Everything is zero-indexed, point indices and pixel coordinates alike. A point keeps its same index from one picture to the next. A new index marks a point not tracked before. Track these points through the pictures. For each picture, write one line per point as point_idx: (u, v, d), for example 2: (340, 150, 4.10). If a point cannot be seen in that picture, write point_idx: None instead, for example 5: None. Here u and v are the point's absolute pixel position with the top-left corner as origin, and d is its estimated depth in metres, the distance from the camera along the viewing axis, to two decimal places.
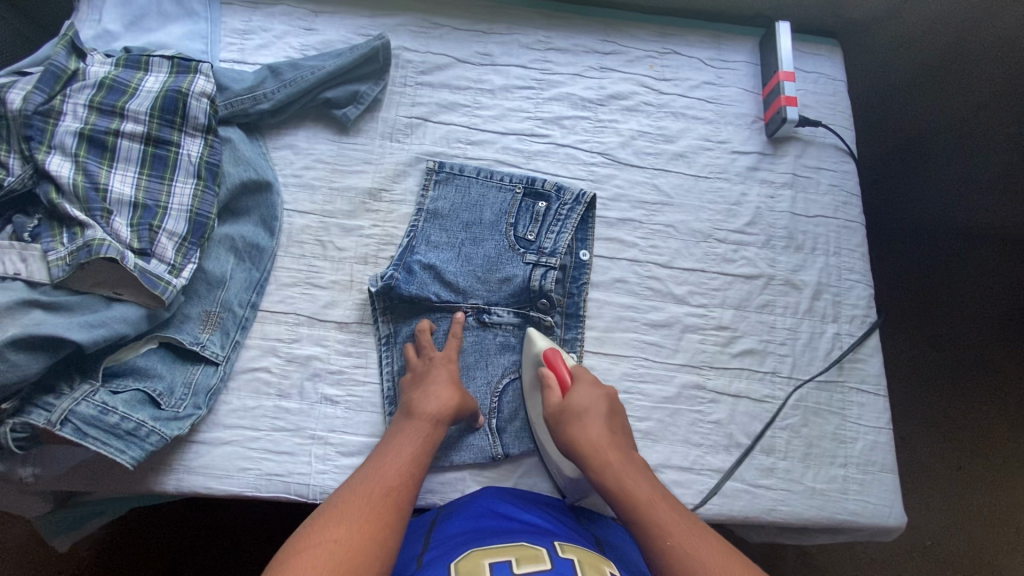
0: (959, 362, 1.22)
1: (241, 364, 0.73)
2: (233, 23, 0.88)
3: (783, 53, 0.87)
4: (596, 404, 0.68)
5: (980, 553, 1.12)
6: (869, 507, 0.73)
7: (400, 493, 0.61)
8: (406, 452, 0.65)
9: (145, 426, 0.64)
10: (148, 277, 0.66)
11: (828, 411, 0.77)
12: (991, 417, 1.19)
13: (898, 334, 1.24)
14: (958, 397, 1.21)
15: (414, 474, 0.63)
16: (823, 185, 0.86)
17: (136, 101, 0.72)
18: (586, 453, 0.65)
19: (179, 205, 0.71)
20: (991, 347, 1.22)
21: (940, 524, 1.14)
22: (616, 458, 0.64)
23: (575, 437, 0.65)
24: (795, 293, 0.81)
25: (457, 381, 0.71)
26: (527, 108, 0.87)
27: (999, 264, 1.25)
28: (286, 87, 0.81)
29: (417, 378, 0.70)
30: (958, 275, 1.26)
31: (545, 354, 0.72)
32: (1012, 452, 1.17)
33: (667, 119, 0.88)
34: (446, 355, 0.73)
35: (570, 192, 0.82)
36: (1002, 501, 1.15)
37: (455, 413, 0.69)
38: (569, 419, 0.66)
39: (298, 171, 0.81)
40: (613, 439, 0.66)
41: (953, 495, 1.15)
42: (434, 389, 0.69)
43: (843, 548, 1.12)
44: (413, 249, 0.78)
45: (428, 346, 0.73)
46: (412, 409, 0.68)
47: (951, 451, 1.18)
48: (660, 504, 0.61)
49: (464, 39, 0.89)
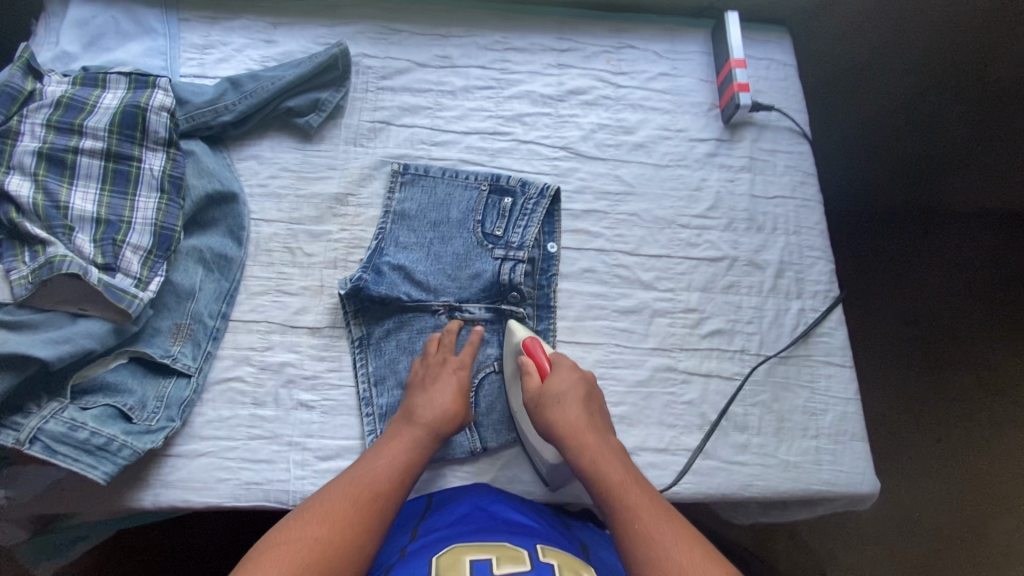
0: (930, 334, 1.25)
1: (215, 375, 0.73)
2: (192, 38, 0.89)
3: (733, 42, 0.90)
4: (574, 390, 0.69)
5: (968, 521, 1.14)
6: (842, 475, 0.75)
7: (387, 498, 0.61)
8: (400, 456, 0.65)
9: (117, 441, 0.64)
10: (113, 292, 0.66)
11: (797, 385, 0.79)
12: (963, 384, 1.22)
13: (872, 315, 1.27)
14: (931, 368, 1.24)
15: (404, 479, 0.64)
16: (779, 167, 0.89)
17: (94, 118, 0.72)
18: (563, 433, 0.66)
19: (143, 218, 0.71)
20: (962, 321, 1.26)
21: (925, 495, 1.16)
22: (592, 442, 0.65)
23: (553, 419, 0.67)
24: (758, 272, 0.83)
25: (463, 391, 0.71)
26: (488, 107, 0.89)
27: (964, 239, 1.29)
28: (248, 98, 0.81)
29: (423, 382, 0.71)
30: (922, 249, 1.29)
31: (523, 342, 0.73)
32: (985, 417, 1.20)
33: (626, 111, 0.90)
34: (460, 362, 0.73)
35: (534, 186, 0.83)
36: (984, 467, 1.17)
37: (456, 424, 0.70)
38: (546, 402, 0.68)
39: (264, 180, 0.82)
40: (590, 422, 0.67)
41: (933, 466, 1.18)
42: (437, 397, 0.69)
43: (833, 525, 1.14)
44: (381, 251, 0.79)
45: (444, 349, 0.74)
46: (412, 414, 0.68)
47: (929, 424, 1.20)
48: (631, 487, 0.61)
49: (424, 43, 0.91)
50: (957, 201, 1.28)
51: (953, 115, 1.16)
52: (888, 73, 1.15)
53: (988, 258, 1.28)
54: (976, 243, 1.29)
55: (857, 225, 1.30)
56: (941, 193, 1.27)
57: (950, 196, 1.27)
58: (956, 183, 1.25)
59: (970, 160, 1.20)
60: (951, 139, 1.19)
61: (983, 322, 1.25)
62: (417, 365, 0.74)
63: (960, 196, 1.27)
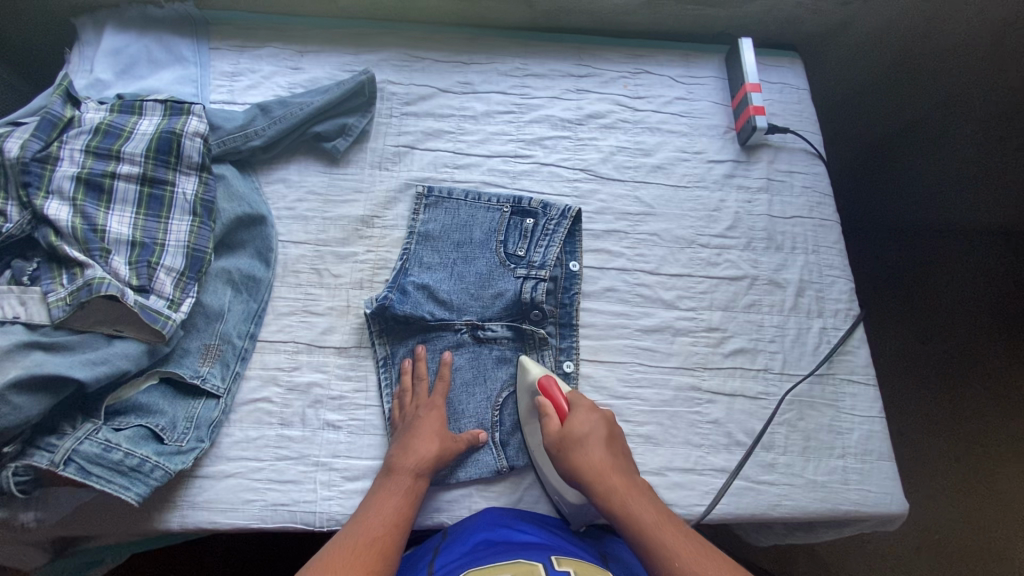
0: (948, 352, 1.25)
1: (243, 396, 0.74)
2: (221, 66, 0.92)
3: (748, 66, 0.92)
4: (593, 425, 0.68)
5: (991, 542, 1.12)
6: (871, 495, 0.74)
7: (385, 545, 0.60)
8: (391, 504, 0.64)
9: (149, 461, 0.64)
10: (148, 313, 0.67)
11: (821, 404, 0.78)
12: (980, 398, 1.22)
13: (886, 333, 1.28)
14: (949, 385, 1.23)
15: (398, 523, 0.63)
16: (797, 187, 0.90)
17: (131, 144, 0.74)
18: (589, 476, 0.65)
19: (176, 241, 0.73)
20: (979, 341, 1.25)
21: (948, 516, 1.14)
22: (620, 483, 0.65)
23: (578, 463, 0.66)
24: (779, 291, 0.84)
25: (443, 429, 0.71)
26: (509, 131, 0.91)
27: (978, 261, 1.29)
28: (276, 123, 0.84)
29: (400, 431, 0.71)
30: (938, 268, 1.30)
31: (540, 381, 0.73)
32: (1004, 432, 1.20)
33: (644, 134, 0.92)
34: (430, 401, 0.73)
35: (556, 208, 0.85)
36: (1006, 488, 1.16)
37: (439, 463, 0.69)
38: (569, 445, 0.67)
39: (291, 204, 0.84)
40: (615, 464, 0.66)
41: (953, 486, 1.17)
42: (414, 441, 0.69)
43: (855, 548, 1.12)
44: (406, 271, 0.80)
45: (417, 395, 0.74)
46: (391, 464, 0.68)
47: (949, 441, 1.20)
48: (666, 526, 0.61)
49: (446, 70, 0.94)
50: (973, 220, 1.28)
51: (966, 133, 1.16)
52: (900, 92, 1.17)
53: (1004, 280, 1.28)
54: (990, 265, 1.29)
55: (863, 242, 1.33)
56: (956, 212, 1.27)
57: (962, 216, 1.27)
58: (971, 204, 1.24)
59: (984, 181, 1.20)
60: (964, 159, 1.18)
61: (1001, 342, 1.25)
62: (395, 404, 0.74)
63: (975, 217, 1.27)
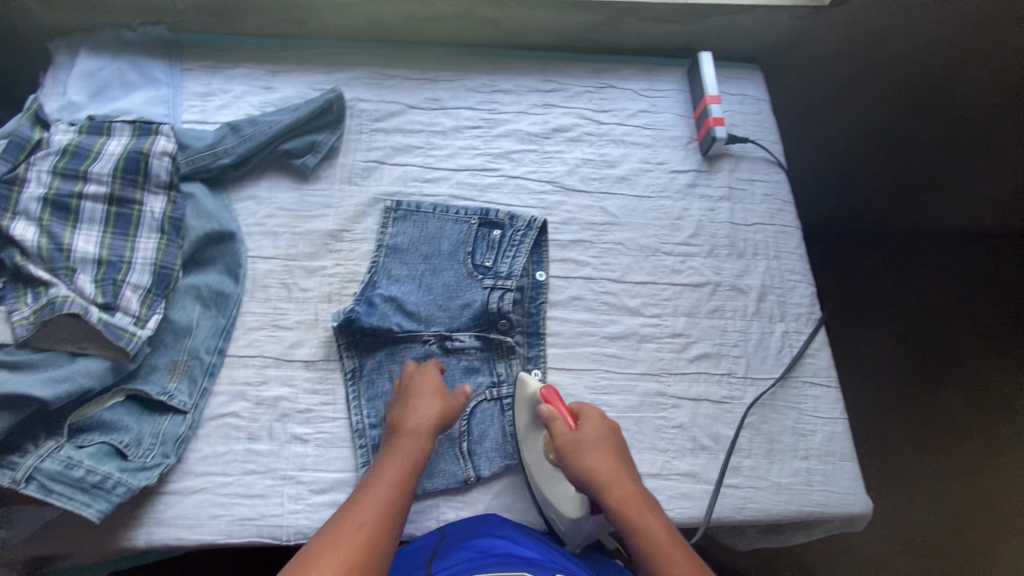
0: (922, 354, 1.28)
1: (210, 411, 0.74)
2: (193, 87, 0.93)
3: (707, 79, 0.95)
4: (606, 444, 0.68)
5: (974, 543, 1.13)
6: (835, 496, 0.75)
7: (374, 525, 0.60)
8: (386, 476, 0.65)
9: (111, 478, 0.64)
10: (112, 330, 0.68)
11: (784, 407, 0.80)
12: (957, 398, 1.24)
13: (861, 337, 1.30)
14: (925, 386, 1.26)
15: (393, 500, 0.63)
16: (758, 196, 0.92)
17: (98, 164, 0.75)
18: (595, 481, 0.65)
19: (143, 258, 0.74)
20: (954, 341, 1.28)
21: (929, 519, 1.16)
22: (628, 490, 0.65)
23: (585, 467, 0.66)
24: (741, 297, 0.85)
25: (442, 394, 0.73)
26: (477, 145, 0.93)
27: (955, 264, 1.30)
28: (247, 141, 0.85)
29: (401, 397, 0.73)
30: (912, 270, 1.32)
31: (544, 392, 0.73)
32: (983, 431, 1.21)
33: (609, 146, 0.94)
34: (428, 372, 0.75)
35: (522, 219, 0.87)
36: (986, 487, 1.17)
37: (439, 427, 0.71)
38: (580, 450, 0.68)
39: (261, 220, 0.85)
40: (624, 472, 0.67)
41: (932, 488, 1.18)
42: (415, 406, 0.71)
43: (838, 552, 1.13)
44: (374, 284, 0.81)
45: (414, 368, 0.76)
46: (394, 429, 0.70)
47: (926, 443, 1.22)
48: (667, 541, 0.61)
49: (415, 87, 0.96)
50: (956, 224, 1.27)
51: (927, 137, 1.18)
52: (869, 92, 1.19)
53: (982, 283, 1.28)
54: (972, 270, 1.29)
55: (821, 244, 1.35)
56: (937, 217, 1.27)
57: (944, 218, 1.26)
58: (950, 206, 1.24)
59: (958, 185, 1.20)
60: (927, 163, 1.21)
61: (980, 344, 1.27)
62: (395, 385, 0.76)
63: (953, 223, 1.26)
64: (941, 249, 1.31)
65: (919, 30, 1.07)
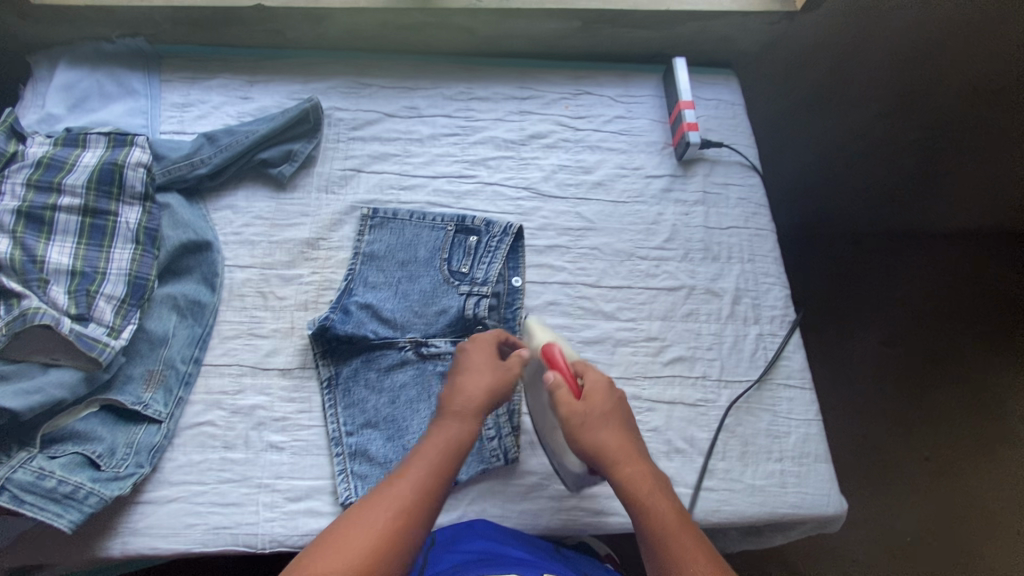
0: (909, 356, 1.29)
1: (186, 420, 0.74)
2: (172, 98, 0.94)
3: (681, 85, 0.96)
4: (610, 418, 0.67)
5: (961, 543, 1.14)
6: (809, 497, 0.76)
7: (407, 512, 0.58)
8: (423, 460, 0.62)
9: (83, 488, 0.64)
10: (85, 341, 0.68)
11: (759, 409, 0.80)
12: (945, 400, 1.26)
13: (849, 338, 1.31)
14: (913, 388, 1.27)
15: (432, 484, 0.61)
16: (732, 200, 0.93)
17: (73, 176, 0.76)
18: (603, 454, 0.65)
19: (118, 269, 0.75)
20: (940, 342, 1.30)
21: (918, 519, 1.17)
22: (636, 467, 0.64)
23: (592, 441, 0.65)
24: (716, 300, 0.86)
25: (495, 371, 0.70)
26: (454, 152, 0.94)
27: (939, 263, 1.33)
28: (223, 151, 0.86)
29: (455, 372, 0.70)
30: (898, 270, 1.34)
31: (544, 349, 0.71)
32: (970, 432, 1.23)
33: (585, 152, 0.95)
34: (478, 347, 0.72)
35: (498, 225, 0.87)
36: (973, 487, 1.18)
37: (490, 405, 0.68)
38: (588, 422, 0.66)
39: (238, 229, 0.85)
40: (634, 448, 0.66)
41: (921, 489, 1.19)
42: (466, 384, 0.68)
43: (826, 553, 1.13)
44: (351, 291, 0.82)
45: (467, 343, 0.73)
46: (445, 405, 0.67)
47: (914, 443, 1.23)
48: (677, 524, 0.60)
49: (392, 96, 0.97)
50: (937, 227, 1.32)
51: (908, 138, 1.21)
52: (851, 96, 1.19)
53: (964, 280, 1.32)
54: (955, 268, 1.33)
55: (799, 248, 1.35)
56: (922, 217, 1.31)
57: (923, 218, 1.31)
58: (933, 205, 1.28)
59: (936, 183, 1.25)
60: (909, 164, 1.24)
61: (967, 345, 1.29)
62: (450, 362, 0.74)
63: (931, 221, 1.31)
64: (925, 249, 1.34)
65: (899, 32, 1.06)
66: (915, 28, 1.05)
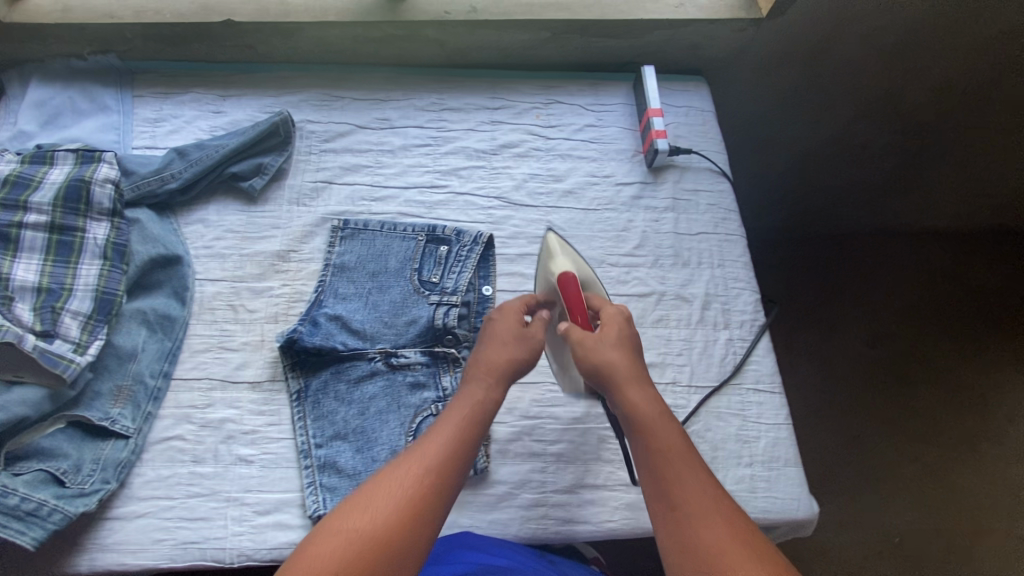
0: (895, 356, 1.30)
1: (155, 435, 0.74)
2: (144, 113, 0.94)
3: (650, 93, 0.97)
4: (622, 347, 0.64)
5: (952, 542, 1.14)
6: (779, 502, 0.76)
7: (441, 468, 0.56)
8: (452, 422, 0.60)
9: (46, 505, 0.64)
10: (48, 357, 0.68)
11: (729, 413, 0.81)
12: (932, 399, 1.26)
13: (834, 338, 1.32)
14: (900, 388, 1.27)
15: (461, 449, 0.58)
16: (702, 206, 0.94)
17: (39, 193, 0.76)
18: (609, 376, 0.62)
19: (84, 285, 0.75)
20: (924, 342, 1.31)
21: (908, 519, 1.16)
22: (642, 393, 0.61)
23: (601, 362, 0.63)
24: (685, 305, 0.86)
25: (522, 334, 0.68)
26: (426, 163, 0.94)
27: (917, 261, 1.36)
28: (193, 166, 0.86)
29: (486, 337, 0.69)
30: (878, 270, 1.36)
31: (562, 278, 0.72)
32: (956, 430, 1.23)
33: (555, 160, 0.96)
34: (507, 311, 0.70)
35: (468, 235, 0.88)
36: (961, 486, 1.19)
37: (515, 371, 0.67)
38: (598, 345, 0.64)
39: (209, 242, 0.86)
40: (640, 374, 0.63)
41: (911, 489, 1.19)
42: (495, 346, 0.67)
43: (814, 554, 1.13)
44: (321, 303, 0.82)
45: (496, 312, 0.71)
46: (473, 368, 0.66)
47: (901, 443, 1.23)
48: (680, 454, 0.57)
49: (364, 108, 0.97)
50: (923, 222, 1.33)
51: (880, 142, 1.15)
52: (818, 102, 1.13)
53: (944, 277, 1.35)
54: (933, 263, 1.35)
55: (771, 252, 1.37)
56: (910, 211, 1.30)
57: (900, 215, 1.31)
58: (909, 203, 1.28)
59: (915, 180, 1.22)
60: (885, 164, 1.20)
61: (951, 345, 1.30)
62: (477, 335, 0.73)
63: (907, 219, 1.32)
64: (903, 246, 1.36)
65: (860, 38, 1.00)
66: (878, 34, 0.98)
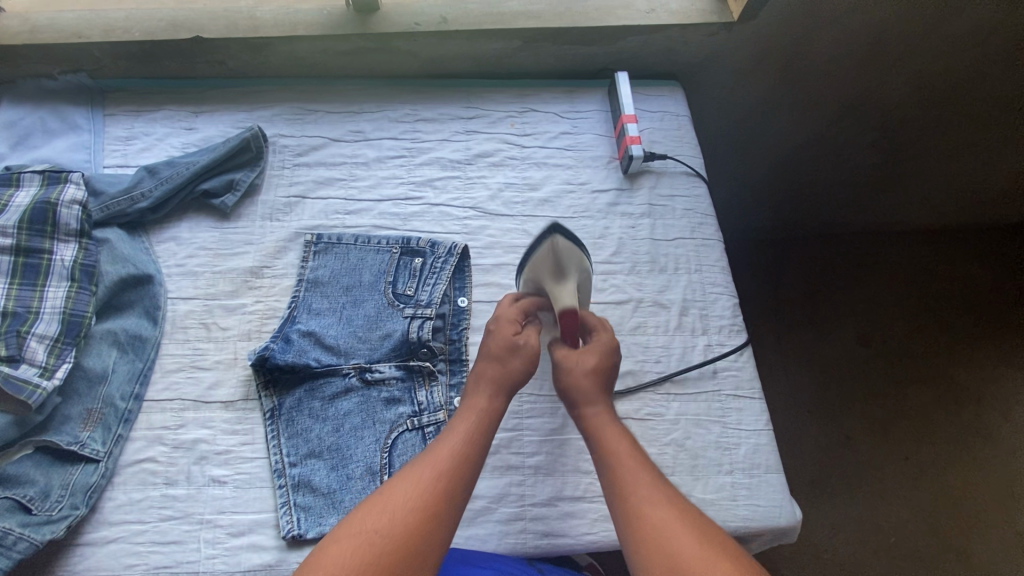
0: (884, 354, 1.30)
1: (127, 457, 0.73)
2: (116, 131, 0.94)
3: (624, 99, 0.97)
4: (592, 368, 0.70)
5: (951, 541, 1.12)
6: (760, 510, 0.75)
7: (450, 474, 0.58)
8: (459, 430, 0.63)
9: (12, 533, 0.63)
10: (12, 383, 0.67)
11: (708, 420, 0.80)
12: (924, 398, 1.25)
13: (823, 336, 1.33)
14: (891, 387, 1.27)
15: (468, 456, 0.61)
16: (678, 211, 0.93)
17: (4, 216, 0.75)
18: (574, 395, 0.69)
19: (51, 308, 0.74)
20: (914, 341, 1.30)
21: (903, 518, 1.15)
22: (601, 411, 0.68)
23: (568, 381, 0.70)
24: (663, 312, 0.86)
25: (516, 345, 0.71)
26: (400, 174, 0.94)
27: (905, 260, 1.36)
28: (164, 184, 0.86)
29: (484, 347, 0.72)
30: (868, 268, 1.36)
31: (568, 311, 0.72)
32: (950, 427, 1.22)
33: (531, 169, 0.96)
34: (508, 320, 0.73)
35: (443, 246, 0.87)
36: (957, 484, 1.17)
37: (513, 382, 0.69)
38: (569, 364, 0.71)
39: (182, 260, 0.85)
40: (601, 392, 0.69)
41: (906, 489, 1.18)
42: (487, 356, 0.70)
43: (807, 552, 1.13)
44: (294, 319, 0.82)
45: (496, 319, 0.74)
46: (477, 379, 0.69)
47: (892, 442, 1.22)
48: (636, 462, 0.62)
49: (338, 120, 0.97)
50: (912, 221, 1.32)
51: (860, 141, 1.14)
52: (796, 104, 1.12)
53: (935, 273, 1.34)
54: (924, 262, 1.35)
55: (749, 251, 1.42)
56: (899, 209, 1.28)
57: (888, 214, 1.30)
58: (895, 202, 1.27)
59: (900, 179, 1.20)
60: (868, 162, 1.18)
61: (940, 342, 1.29)
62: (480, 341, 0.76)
63: (895, 218, 1.31)
64: (893, 245, 1.36)
65: (830, 39, 0.99)
66: (852, 36, 0.97)
